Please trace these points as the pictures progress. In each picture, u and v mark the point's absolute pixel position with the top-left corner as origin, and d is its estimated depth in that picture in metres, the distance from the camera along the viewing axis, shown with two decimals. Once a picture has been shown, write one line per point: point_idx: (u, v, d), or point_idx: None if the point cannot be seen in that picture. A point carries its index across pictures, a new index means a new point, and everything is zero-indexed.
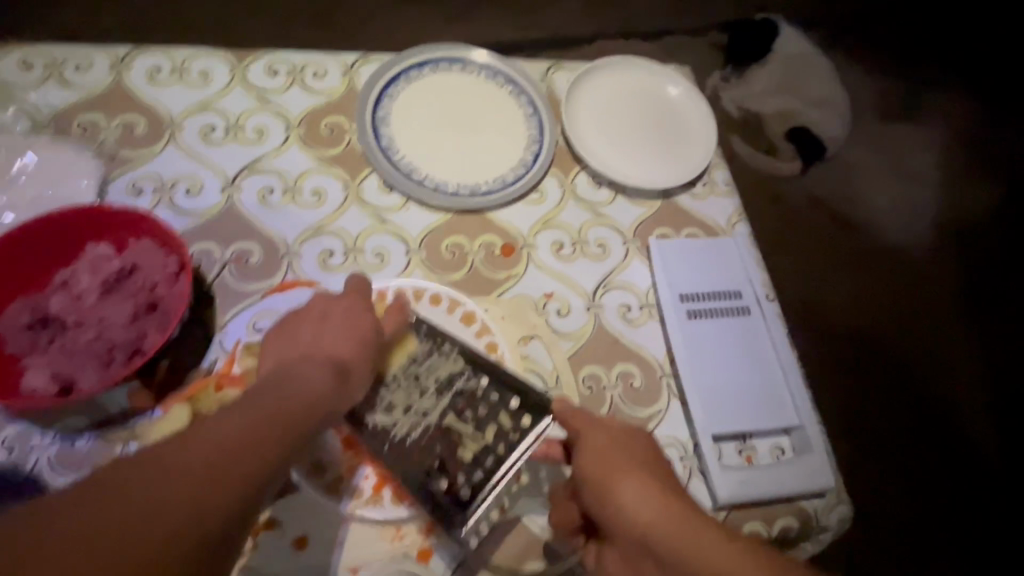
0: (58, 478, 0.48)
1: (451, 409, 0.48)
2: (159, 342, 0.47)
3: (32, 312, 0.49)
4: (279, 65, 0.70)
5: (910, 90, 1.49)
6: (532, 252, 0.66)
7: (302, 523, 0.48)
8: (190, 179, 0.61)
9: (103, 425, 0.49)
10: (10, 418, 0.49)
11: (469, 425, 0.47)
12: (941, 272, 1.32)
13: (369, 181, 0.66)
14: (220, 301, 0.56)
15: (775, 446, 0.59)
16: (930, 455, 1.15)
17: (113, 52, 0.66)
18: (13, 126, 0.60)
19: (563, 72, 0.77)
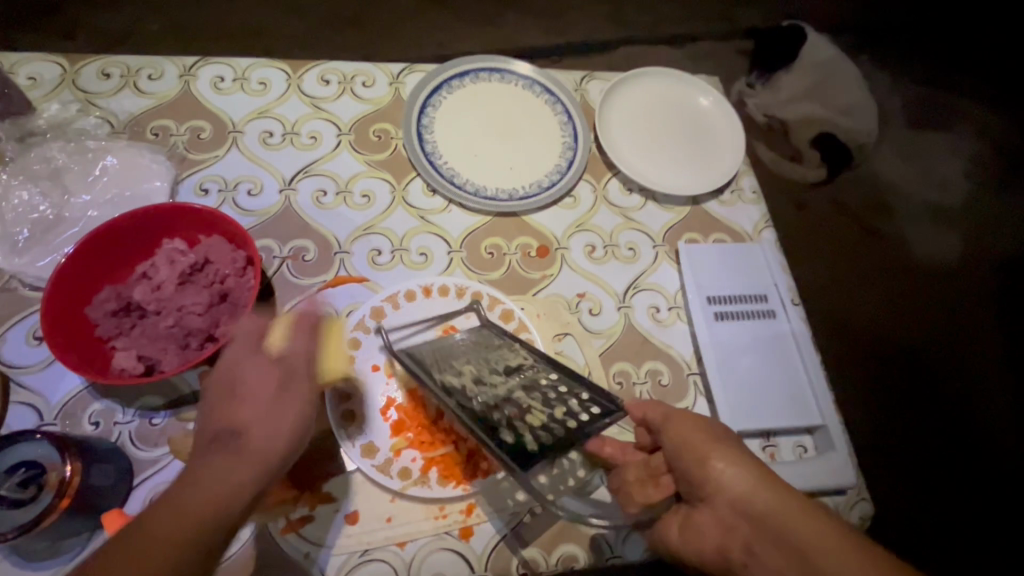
0: (137, 451, 0.52)
1: (518, 387, 0.48)
2: (231, 330, 0.51)
3: (116, 299, 0.53)
4: (331, 75, 0.74)
5: (938, 96, 1.48)
6: (566, 254, 0.69)
7: (354, 500, 0.52)
8: (251, 181, 0.66)
9: (177, 405, 0.54)
10: (96, 395, 0.54)
11: (539, 400, 0.46)
12: (973, 281, 1.31)
13: (414, 184, 0.70)
14: (281, 295, 0.61)
15: (798, 444, 0.62)
16: (964, 468, 1.12)
17: (181, 63, 0.71)
18: (95, 130, 0.66)
19: (597, 82, 0.81)
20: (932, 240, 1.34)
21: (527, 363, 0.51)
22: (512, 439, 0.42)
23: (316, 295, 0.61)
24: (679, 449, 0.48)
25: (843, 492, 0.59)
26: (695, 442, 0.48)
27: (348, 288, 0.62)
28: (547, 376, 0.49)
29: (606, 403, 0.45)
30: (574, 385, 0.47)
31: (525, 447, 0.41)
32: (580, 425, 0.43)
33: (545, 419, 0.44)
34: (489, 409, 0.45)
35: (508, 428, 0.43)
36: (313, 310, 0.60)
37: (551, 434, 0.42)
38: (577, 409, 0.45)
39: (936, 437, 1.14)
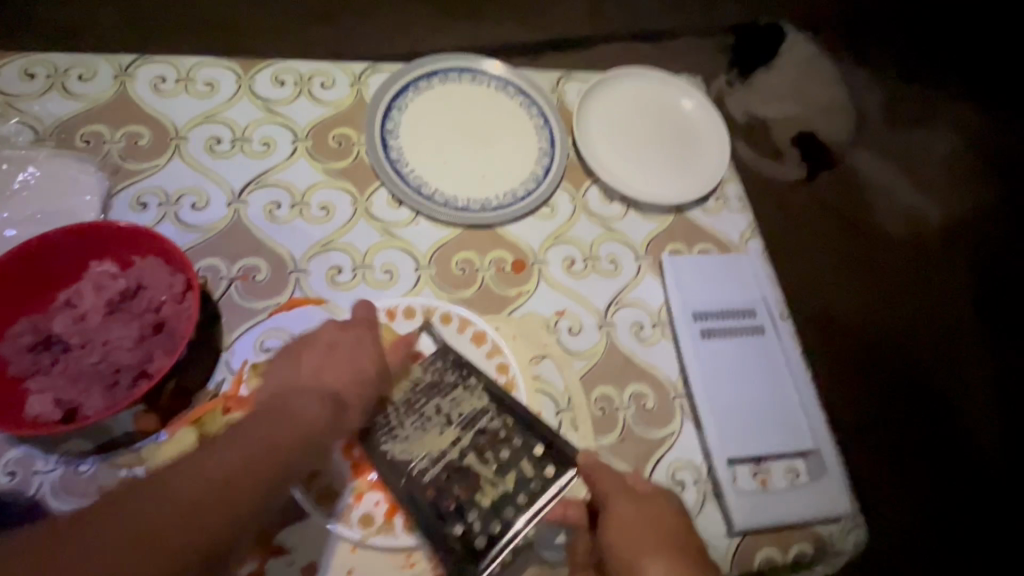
0: (61, 504, 0.46)
1: (472, 449, 0.47)
2: (165, 366, 0.46)
3: (34, 332, 0.47)
4: (286, 75, 0.68)
5: (917, 93, 1.47)
6: (544, 269, 0.64)
7: (310, 551, 0.47)
8: (196, 193, 0.60)
9: (107, 449, 0.48)
10: (12, 441, 0.47)
11: (492, 468, 0.46)
12: (952, 282, 1.30)
13: (378, 195, 0.64)
14: (227, 319, 0.55)
15: (790, 469, 0.58)
16: (948, 473, 1.11)
17: (116, 61, 0.64)
18: (15, 138, 0.59)
19: (574, 82, 0.76)
20: (913, 240, 1.32)
21: (485, 411, 0.49)
22: (461, 529, 0.45)
23: (266, 320, 0.55)
24: (618, 536, 0.47)
25: (837, 520, 0.57)
26: (632, 541, 0.46)
27: (304, 310, 0.56)
28: (502, 426, 0.48)
29: (563, 451, 0.48)
30: (529, 439, 0.48)
31: (472, 540, 0.44)
32: (528, 504, 0.45)
33: (496, 495, 0.45)
34: (436, 481, 0.46)
35: (455, 508, 0.45)
36: (263, 336, 0.54)
37: (500, 522, 0.44)
38: (531, 474, 0.46)
39: (921, 441, 1.12)
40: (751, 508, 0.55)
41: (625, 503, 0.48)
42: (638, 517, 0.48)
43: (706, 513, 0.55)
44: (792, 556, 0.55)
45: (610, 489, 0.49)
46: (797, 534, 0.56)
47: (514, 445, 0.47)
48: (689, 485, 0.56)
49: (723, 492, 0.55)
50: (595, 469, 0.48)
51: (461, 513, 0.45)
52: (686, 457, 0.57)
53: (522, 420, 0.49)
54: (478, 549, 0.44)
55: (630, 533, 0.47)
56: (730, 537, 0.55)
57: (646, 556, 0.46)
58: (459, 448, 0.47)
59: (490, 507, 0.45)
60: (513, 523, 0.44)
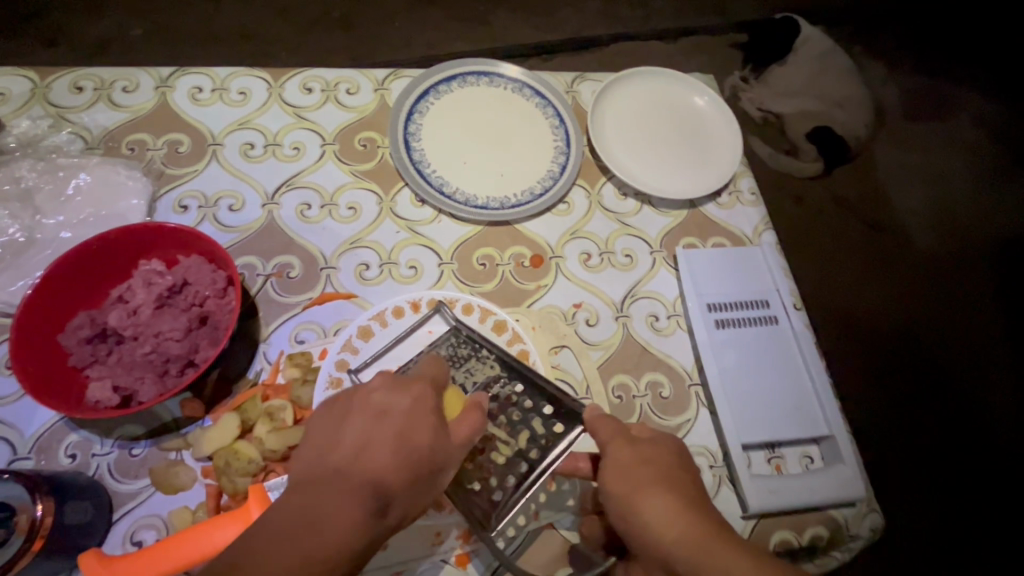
0: (117, 484, 0.50)
1: (486, 413, 0.49)
2: (212, 356, 0.50)
3: (90, 325, 0.51)
4: (313, 82, 0.72)
5: (935, 84, 1.46)
6: (561, 263, 0.67)
7: None
8: (233, 196, 0.64)
9: (158, 433, 0.52)
10: (73, 426, 0.51)
11: (505, 429, 0.48)
12: (970, 274, 1.29)
13: (402, 195, 0.68)
14: (264, 313, 0.58)
15: (804, 455, 0.60)
16: (968, 466, 1.10)
17: (157, 73, 0.69)
18: (67, 147, 0.63)
19: (588, 83, 0.78)
20: (930, 233, 1.32)
21: (497, 378, 0.51)
22: (479, 486, 0.46)
23: (301, 314, 0.59)
24: (613, 477, 0.45)
25: (852, 504, 0.58)
26: (629, 479, 0.44)
27: (336, 304, 0.60)
28: (513, 391, 0.50)
29: (572, 410, 0.48)
30: (537, 400, 0.49)
31: (490, 494, 0.46)
32: (540, 460, 0.45)
33: (510, 451, 0.47)
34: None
35: (473, 469, 0.47)
36: (298, 328, 0.58)
37: (515, 475, 0.46)
38: (543, 432, 0.47)
39: (940, 435, 1.12)
40: (766, 492, 0.56)
41: (622, 447, 0.46)
42: (636, 458, 0.45)
43: (722, 495, 0.57)
44: (807, 539, 0.56)
45: (607, 434, 0.47)
46: (812, 517, 0.57)
47: (525, 407, 0.49)
48: (704, 470, 0.58)
49: (738, 476, 0.57)
50: (597, 422, 0.47)
51: (480, 473, 0.47)
52: (702, 444, 0.59)
53: (531, 382, 0.50)
54: (496, 502, 0.45)
55: (629, 470, 0.45)
56: (745, 519, 0.56)
57: (644, 490, 0.43)
58: None
59: (505, 464, 0.47)
60: (527, 476, 0.45)
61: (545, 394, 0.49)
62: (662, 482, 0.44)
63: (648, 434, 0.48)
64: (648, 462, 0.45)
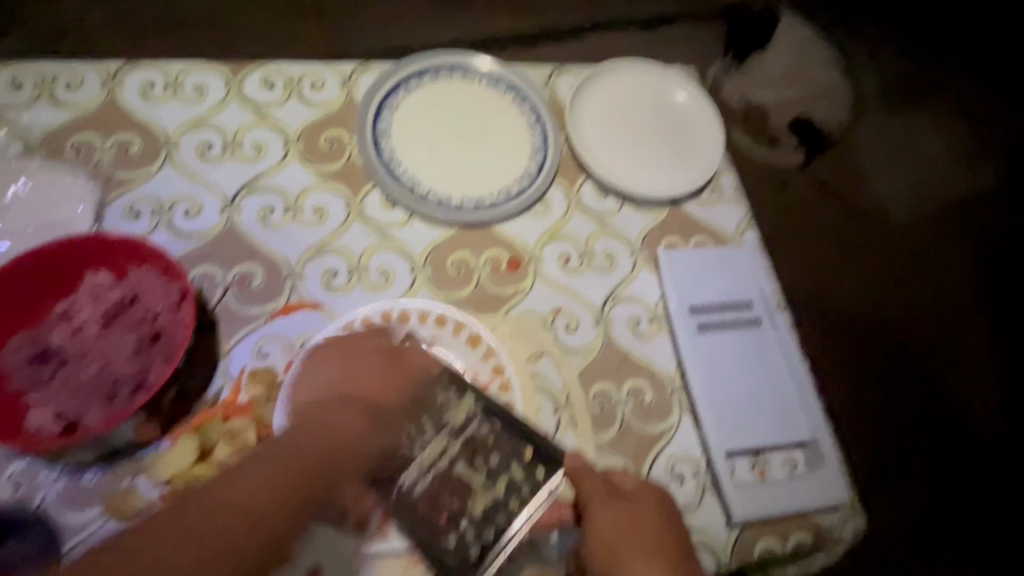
0: (65, 515, 0.46)
1: (461, 458, 0.48)
2: (164, 375, 0.46)
3: (33, 345, 0.48)
4: (275, 77, 0.68)
5: (914, 73, 1.46)
6: (539, 266, 0.64)
7: (316, 554, 0.47)
8: (189, 200, 0.60)
9: (109, 459, 0.48)
10: (16, 453, 0.48)
11: (482, 477, 0.48)
12: (948, 264, 1.29)
13: (371, 196, 0.64)
14: (224, 326, 0.55)
15: (788, 460, 0.58)
16: (948, 454, 1.11)
17: (104, 67, 0.64)
18: (5, 150, 0.58)
19: (565, 76, 0.75)
20: (910, 223, 1.32)
21: (473, 419, 0.50)
22: (455, 538, 0.47)
23: (263, 327, 0.55)
24: (596, 540, 0.46)
25: (835, 509, 0.57)
26: (613, 543, 0.46)
27: (302, 316, 0.57)
28: (490, 432, 0.49)
29: (550, 453, 0.49)
30: (515, 444, 0.49)
31: (466, 550, 0.47)
32: (519, 511, 0.47)
33: (487, 502, 0.47)
34: (428, 493, 0.48)
35: (449, 519, 0.47)
36: (261, 342, 0.55)
37: (494, 527, 0.47)
38: (523, 479, 0.48)
39: (918, 426, 1.13)
40: (749, 500, 0.55)
41: (603, 508, 0.47)
42: (619, 519, 0.47)
43: (705, 505, 0.56)
44: (790, 546, 0.55)
45: (589, 493, 0.48)
46: (795, 524, 0.56)
47: (503, 452, 0.49)
48: (687, 478, 0.57)
49: (721, 484, 0.55)
50: (579, 473, 0.48)
51: (456, 525, 0.47)
52: (684, 451, 0.58)
53: (509, 425, 0.50)
54: (474, 558, 0.46)
55: (608, 532, 0.46)
56: (730, 529, 0.55)
57: (627, 553, 0.45)
58: (449, 456, 0.48)
59: (483, 515, 0.47)
60: (505, 528, 0.47)
61: (525, 437, 0.49)
62: (650, 551, 0.46)
63: (632, 487, 0.49)
64: (632, 526, 0.47)
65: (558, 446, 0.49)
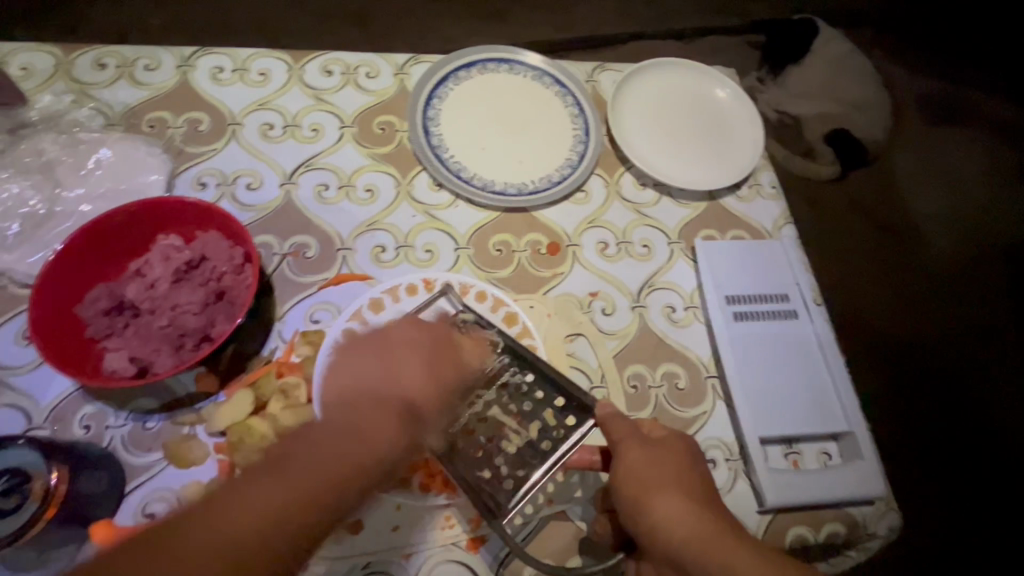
0: (130, 457, 0.50)
1: (496, 403, 0.49)
2: (227, 330, 0.49)
3: (110, 298, 0.51)
4: (333, 66, 0.72)
5: (956, 88, 1.44)
6: (578, 251, 0.66)
7: (355, 507, 0.49)
8: (251, 174, 0.64)
9: (171, 407, 0.52)
10: (88, 397, 0.51)
11: (515, 420, 0.48)
12: (987, 283, 1.26)
13: (419, 179, 0.67)
14: (280, 292, 0.58)
15: (821, 451, 0.59)
16: (984, 470, 1.08)
17: (178, 53, 0.69)
18: (88, 123, 0.63)
19: (608, 73, 0.78)
20: (949, 237, 1.30)
21: (507, 367, 0.50)
22: (490, 474, 0.46)
23: (316, 295, 0.58)
24: (625, 477, 0.46)
25: (871, 503, 0.57)
26: (640, 481, 0.45)
27: (351, 285, 0.59)
28: (524, 381, 0.49)
29: (583, 402, 0.48)
30: (546, 391, 0.49)
31: (500, 484, 0.46)
32: (552, 452, 0.46)
33: (521, 443, 0.47)
34: (463, 432, 0.48)
35: (483, 457, 0.47)
36: (314, 308, 0.58)
37: (526, 467, 0.46)
38: (554, 423, 0.47)
39: (954, 445, 1.10)
40: (784, 486, 0.55)
41: (633, 448, 0.47)
42: (645, 461, 0.46)
43: (738, 489, 0.56)
44: (824, 536, 0.55)
45: (621, 435, 0.47)
46: (829, 515, 0.56)
47: (537, 398, 0.49)
48: (720, 463, 0.57)
49: (755, 470, 0.56)
50: (610, 418, 0.48)
51: (489, 462, 0.46)
52: (717, 436, 0.58)
53: (540, 372, 0.49)
54: (506, 490, 0.45)
55: (638, 471, 0.46)
56: (762, 514, 0.55)
57: (654, 492, 0.45)
58: (484, 402, 0.48)
59: (516, 455, 0.46)
60: (537, 467, 0.45)
61: (556, 385, 0.49)
62: (673, 484, 0.46)
63: (660, 435, 0.49)
64: (659, 460, 0.47)
65: (589, 394, 0.48)
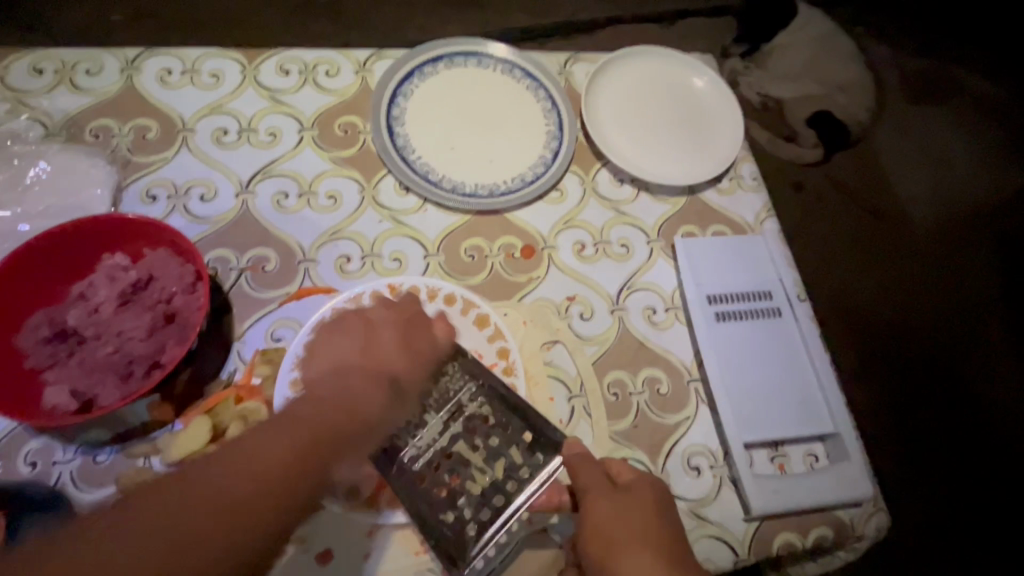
0: (81, 494, 0.47)
1: (462, 436, 0.47)
2: (178, 355, 0.46)
3: (51, 324, 0.48)
4: (291, 64, 0.68)
5: (939, 66, 1.42)
6: (554, 253, 0.64)
7: (325, 538, 0.47)
8: (205, 184, 0.60)
9: (124, 439, 0.48)
10: (33, 432, 0.48)
11: (482, 455, 0.46)
12: (973, 265, 1.25)
13: (385, 182, 0.64)
14: (238, 310, 0.55)
15: (808, 453, 0.58)
16: (969, 452, 1.08)
17: (123, 55, 0.65)
18: (25, 133, 0.59)
19: (582, 64, 0.74)
20: (932, 218, 1.29)
21: (472, 396, 0.48)
22: (452, 517, 0.45)
23: (278, 310, 0.55)
24: (590, 534, 0.45)
25: (859, 504, 0.55)
26: (604, 537, 0.45)
27: (314, 300, 0.56)
28: (491, 412, 0.47)
29: (549, 438, 0.47)
30: (516, 424, 0.47)
31: (462, 527, 0.45)
32: (515, 495, 0.45)
33: (485, 484, 0.45)
34: (428, 468, 0.46)
35: (447, 497, 0.45)
36: (273, 325, 0.55)
37: (490, 509, 0.44)
38: (522, 462, 0.46)
39: (939, 428, 1.10)
40: (771, 493, 0.54)
41: (599, 498, 0.47)
42: (612, 513, 0.46)
43: (723, 496, 0.55)
44: (811, 541, 0.54)
45: (590, 484, 0.47)
46: (816, 519, 0.55)
47: (504, 432, 0.47)
48: (704, 470, 0.55)
49: (741, 477, 0.54)
50: (577, 462, 0.47)
51: (454, 504, 0.45)
52: (702, 443, 0.57)
53: (509, 404, 0.48)
54: (468, 536, 0.44)
55: (604, 526, 0.46)
56: (748, 522, 0.54)
57: (619, 547, 0.44)
58: (449, 435, 0.47)
59: (480, 496, 0.45)
60: (502, 510, 0.44)
61: (524, 420, 0.47)
62: (637, 538, 0.45)
63: (628, 479, 0.48)
64: (623, 515, 0.46)
65: (557, 432, 0.47)
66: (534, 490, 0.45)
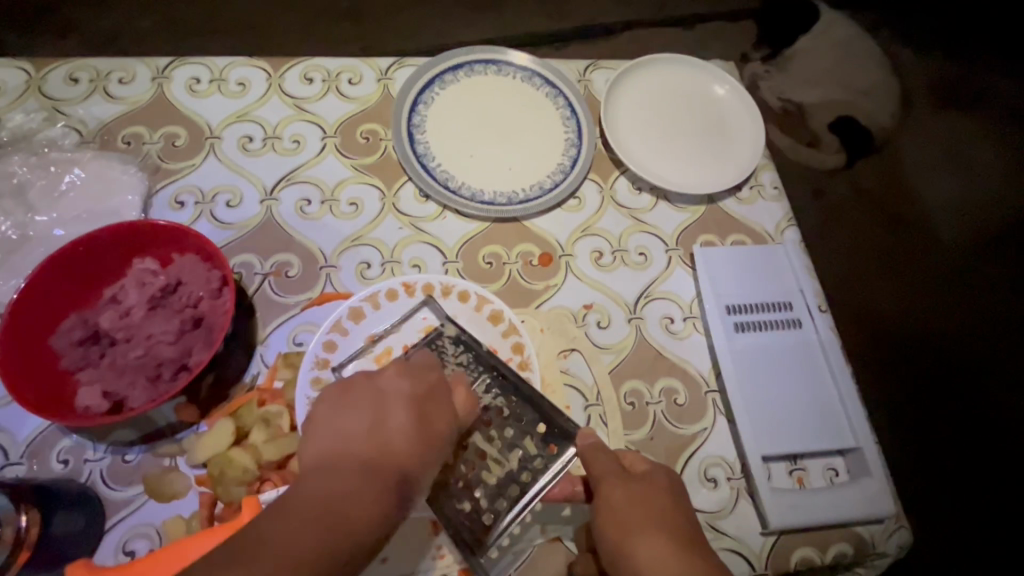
0: (109, 492, 0.48)
1: (477, 428, 0.47)
2: (204, 359, 0.48)
3: (83, 327, 0.50)
4: (315, 72, 0.69)
5: (970, 69, 1.38)
6: (571, 261, 0.64)
7: None
8: (231, 190, 0.62)
9: (152, 439, 0.50)
10: (66, 431, 0.50)
11: (497, 445, 0.46)
12: (1005, 273, 1.21)
13: (405, 189, 0.65)
14: (261, 314, 0.56)
15: (828, 467, 0.57)
16: (998, 468, 1.04)
17: (154, 64, 0.66)
18: (61, 140, 0.61)
19: (601, 71, 0.74)
20: (959, 225, 1.25)
21: (486, 388, 0.49)
22: (469, 506, 0.45)
23: (301, 313, 0.57)
24: (606, 518, 0.45)
25: (880, 521, 0.54)
26: (621, 522, 0.44)
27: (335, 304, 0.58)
28: (504, 403, 0.48)
29: (565, 430, 0.45)
30: (529, 416, 0.46)
31: (479, 518, 0.44)
32: (530, 483, 0.43)
33: (500, 475, 0.45)
34: (444, 458, 0.47)
35: (462, 487, 0.46)
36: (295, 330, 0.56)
37: (506, 500, 0.44)
38: (536, 451, 0.45)
39: (965, 442, 1.06)
40: (789, 508, 0.53)
41: (615, 486, 0.46)
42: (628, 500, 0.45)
43: (740, 509, 0.54)
44: (830, 557, 0.53)
45: (605, 472, 0.47)
46: (835, 535, 0.54)
47: (518, 421, 0.46)
48: (721, 482, 0.55)
49: (759, 491, 0.54)
50: (590, 450, 0.47)
51: (468, 492, 0.46)
52: (719, 454, 0.56)
53: (522, 394, 0.47)
54: (484, 524, 0.44)
55: (619, 512, 0.45)
56: (765, 536, 0.53)
57: (634, 533, 0.43)
58: (465, 427, 0.48)
59: (495, 486, 0.45)
60: (517, 499, 0.43)
61: (539, 410, 0.46)
62: (653, 527, 0.44)
63: (642, 469, 0.48)
64: (639, 505, 0.45)
65: (571, 421, 0.45)
66: (550, 475, 0.43)
